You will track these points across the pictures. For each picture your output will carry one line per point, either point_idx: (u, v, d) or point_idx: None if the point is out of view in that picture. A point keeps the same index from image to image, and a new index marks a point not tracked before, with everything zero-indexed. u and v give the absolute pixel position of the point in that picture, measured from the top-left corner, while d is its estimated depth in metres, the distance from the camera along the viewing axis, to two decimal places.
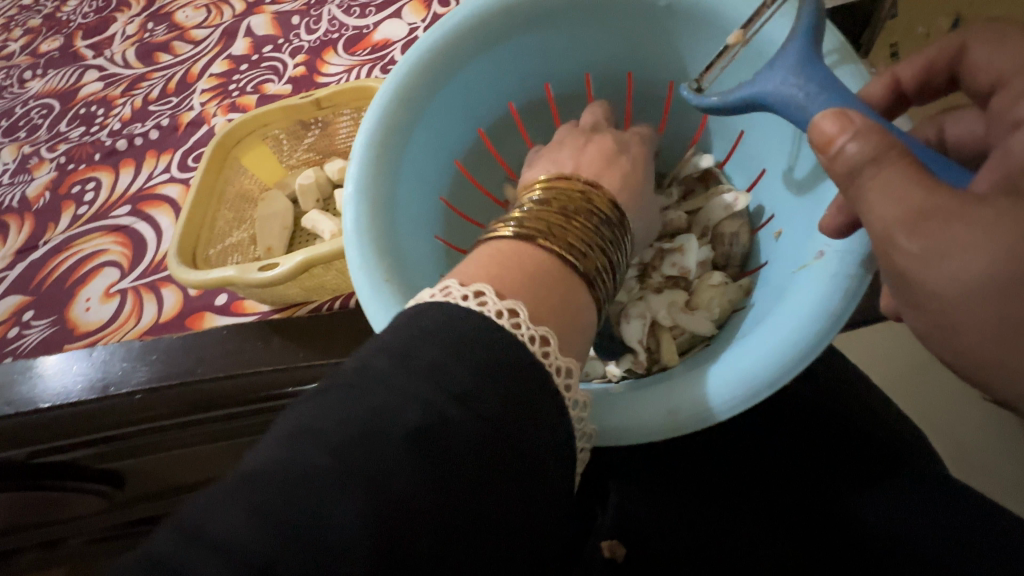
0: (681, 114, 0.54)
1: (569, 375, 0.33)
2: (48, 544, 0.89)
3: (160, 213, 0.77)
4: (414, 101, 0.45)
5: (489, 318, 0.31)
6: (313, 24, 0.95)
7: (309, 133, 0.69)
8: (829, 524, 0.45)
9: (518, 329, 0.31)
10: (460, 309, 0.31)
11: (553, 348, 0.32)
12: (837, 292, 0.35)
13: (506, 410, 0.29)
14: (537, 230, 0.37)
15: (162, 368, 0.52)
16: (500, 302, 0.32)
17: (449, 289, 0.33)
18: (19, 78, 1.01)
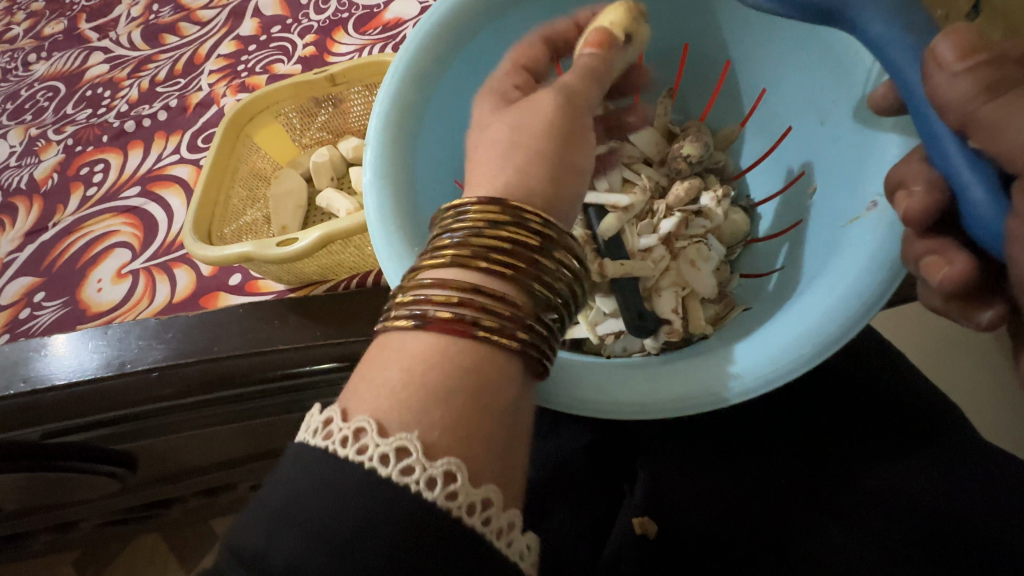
0: (733, 96, 0.51)
1: (492, 505, 0.28)
2: (64, 526, 0.90)
3: (170, 194, 0.76)
4: (442, 50, 0.44)
5: (377, 468, 0.27)
6: (322, 3, 0.93)
7: (321, 111, 0.68)
8: (846, 492, 0.45)
9: (363, 455, 0.27)
10: (340, 459, 0.27)
11: (465, 482, 0.27)
12: (893, 239, 0.35)
13: (421, 519, 0.26)
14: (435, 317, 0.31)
15: (177, 346, 0.52)
16: (385, 442, 0.27)
17: (329, 426, 0.28)
18: (24, 61, 0.99)
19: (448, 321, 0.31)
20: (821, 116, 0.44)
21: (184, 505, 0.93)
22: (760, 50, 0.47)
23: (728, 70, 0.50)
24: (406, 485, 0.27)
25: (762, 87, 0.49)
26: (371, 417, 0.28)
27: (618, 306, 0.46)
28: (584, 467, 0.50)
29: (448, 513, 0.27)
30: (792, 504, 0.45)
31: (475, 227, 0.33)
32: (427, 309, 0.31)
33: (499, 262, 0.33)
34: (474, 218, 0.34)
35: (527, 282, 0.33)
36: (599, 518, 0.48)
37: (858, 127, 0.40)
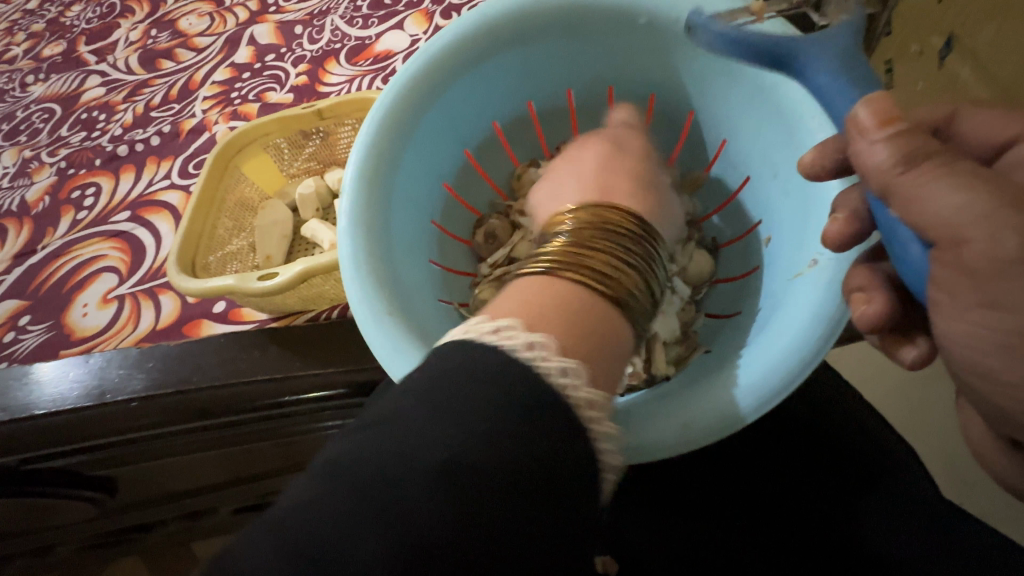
0: (696, 141, 0.54)
1: (596, 410, 0.30)
2: (41, 549, 0.89)
3: (159, 219, 0.77)
4: (421, 96, 0.46)
5: (518, 352, 0.30)
6: (316, 33, 0.96)
7: (309, 143, 0.70)
8: (805, 531, 0.48)
9: (505, 340, 0.30)
10: (479, 344, 0.30)
11: (580, 381, 0.30)
12: (832, 298, 0.36)
13: (533, 408, 0.28)
14: (563, 264, 0.36)
15: (158, 376, 0.52)
16: (521, 337, 0.30)
17: (473, 323, 0.32)
18: (21, 83, 1.01)
19: (575, 282, 0.35)
20: (773, 169, 0.46)
21: (165, 528, 0.92)
22: (719, 104, 0.49)
23: (691, 120, 0.52)
24: (536, 369, 0.29)
25: (722, 137, 0.51)
26: (513, 320, 0.32)
27: None
28: None
29: (566, 402, 0.29)
30: (756, 543, 0.48)
31: (588, 216, 0.40)
32: (555, 272, 0.35)
33: (607, 239, 0.38)
34: (588, 212, 0.40)
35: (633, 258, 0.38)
36: None
37: (802, 184, 0.42)
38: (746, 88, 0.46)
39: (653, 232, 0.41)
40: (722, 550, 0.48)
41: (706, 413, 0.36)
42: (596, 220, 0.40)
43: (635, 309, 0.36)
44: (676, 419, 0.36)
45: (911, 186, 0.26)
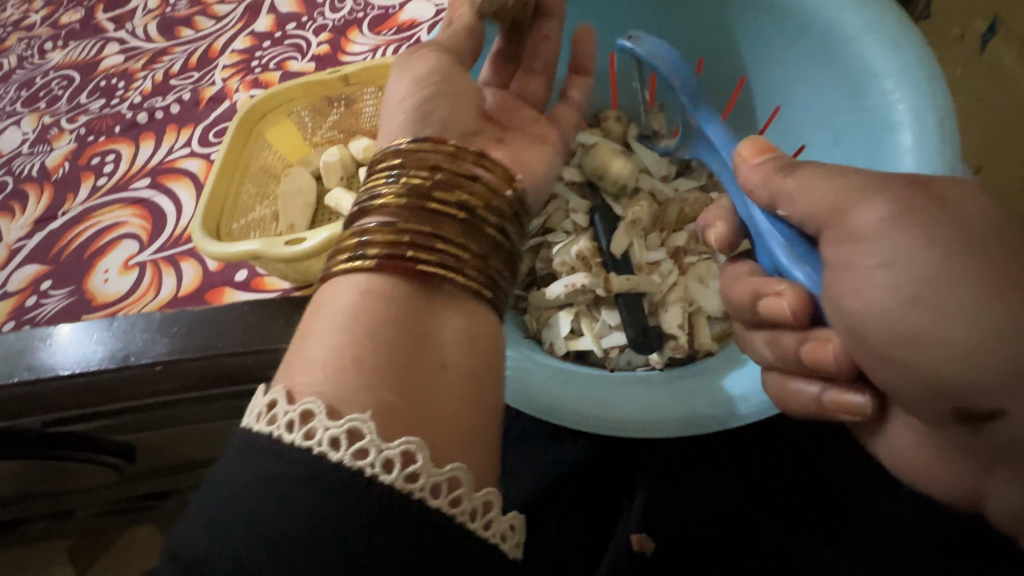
0: (743, 112, 0.57)
1: (458, 484, 0.31)
2: (63, 513, 0.90)
3: (180, 187, 0.76)
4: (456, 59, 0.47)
5: (328, 453, 0.29)
6: (338, 2, 0.93)
7: (333, 111, 0.68)
8: (838, 509, 0.45)
9: (363, 459, 0.29)
10: (288, 446, 0.29)
11: (425, 463, 0.30)
12: None
13: (375, 499, 0.28)
14: (373, 237, 0.36)
15: (182, 341, 0.52)
16: (337, 425, 0.29)
17: (314, 426, 0.30)
18: (40, 49, 1.00)
19: (391, 255, 0.36)
20: (833, 138, 0.49)
21: (179, 498, 0.93)
22: (775, 69, 0.52)
23: (742, 86, 0.55)
24: (413, 494, 0.29)
25: (778, 102, 0.53)
26: (319, 401, 0.31)
27: (622, 320, 0.50)
28: (579, 480, 0.49)
29: (406, 494, 0.29)
30: (787, 517, 0.45)
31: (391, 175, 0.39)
32: (363, 252, 0.36)
33: (403, 201, 0.37)
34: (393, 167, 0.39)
35: (439, 212, 0.37)
36: (593, 531, 0.48)
37: (875, 145, 0.44)
38: (812, 48, 0.47)
39: (460, 161, 0.40)
40: (748, 523, 0.45)
41: (674, 425, 0.40)
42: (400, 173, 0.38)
43: (461, 258, 0.37)
44: (650, 418, 0.40)
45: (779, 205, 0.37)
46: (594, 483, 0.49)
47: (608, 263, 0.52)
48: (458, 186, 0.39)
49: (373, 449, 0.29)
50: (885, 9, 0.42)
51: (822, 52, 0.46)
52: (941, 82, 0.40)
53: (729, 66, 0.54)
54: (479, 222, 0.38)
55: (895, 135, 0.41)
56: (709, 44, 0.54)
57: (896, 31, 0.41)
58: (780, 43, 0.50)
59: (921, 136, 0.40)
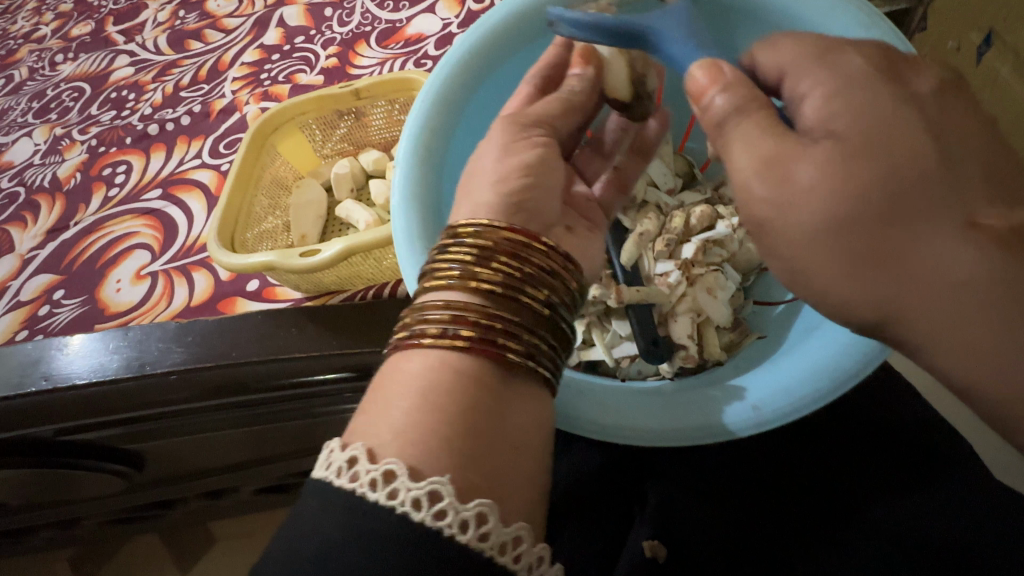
0: None
1: (521, 543, 0.30)
2: (68, 522, 0.90)
3: (191, 197, 0.78)
4: (470, 74, 0.49)
5: (367, 494, 0.29)
6: (345, 16, 0.95)
7: (343, 123, 0.70)
8: (848, 518, 0.45)
9: (440, 521, 0.28)
10: (335, 488, 0.29)
11: (452, 501, 0.29)
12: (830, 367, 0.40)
13: (451, 560, 0.28)
14: (457, 316, 0.35)
15: (198, 350, 0.52)
16: (376, 467, 0.29)
17: (395, 489, 0.28)
18: (51, 62, 1.02)
19: (478, 339, 0.34)
20: None
21: (185, 506, 0.93)
22: None
23: None
24: (484, 554, 0.28)
25: None
26: (400, 461, 0.30)
27: (632, 331, 0.51)
28: (594, 485, 0.50)
29: (437, 532, 0.28)
30: (795, 524, 0.46)
31: (475, 251, 0.37)
32: (452, 331, 0.34)
33: (496, 284, 0.36)
34: (481, 241, 0.38)
35: (521, 298, 0.37)
36: (608, 537, 0.48)
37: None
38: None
39: (542, 249, 0.39)
40: (758, 531, 0.46)
41: (688, 433, 0.41)
42: (486, 252, 0.37)
43: (542, 349, 0.37)
44: (665, 427, 0.41)
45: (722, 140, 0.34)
46: (605, 492, 0.50)
47: (617, 276, 0.53)
48: (543, 279, 0.38)
49: (451, 512, 0.28)
50: (886, 32, 0.44)
51: None
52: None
53: None
54: (559, 317, 0.38)
55: None
56: (722, 61, 0.54)
57: (898, 54, 0.44)
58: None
59: None
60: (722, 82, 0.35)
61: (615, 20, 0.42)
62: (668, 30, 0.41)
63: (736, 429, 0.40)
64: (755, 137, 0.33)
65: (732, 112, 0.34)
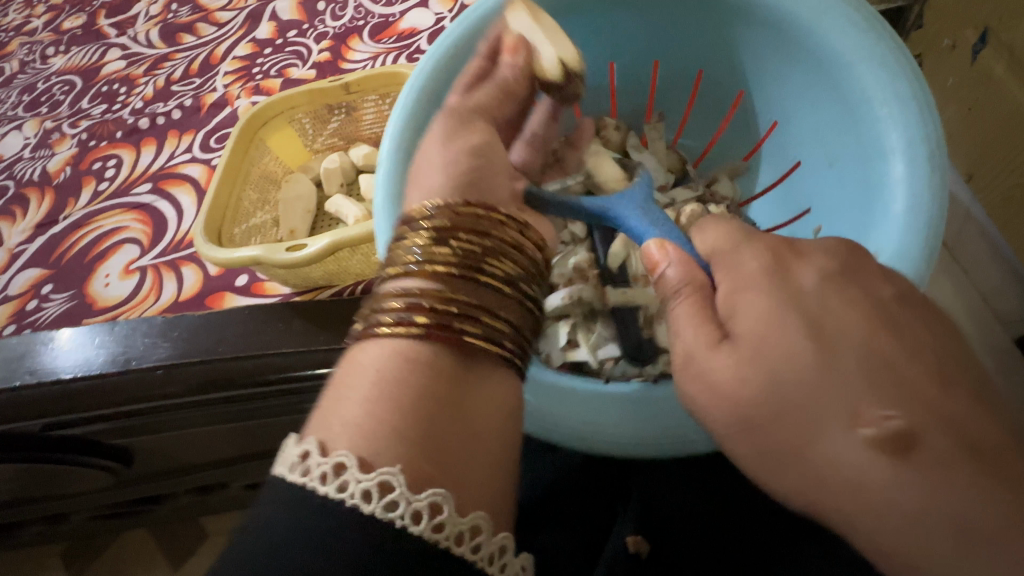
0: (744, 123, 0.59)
1: (479, 532, 0.30)
2: (59, 516, 0.90)
3: (182, 192, 0.77)
4: (460, 63, 0.49)
5: (317, 488, 0.29)
6: (339, 10, 0.94)
7: (334, 118, 0.69)
8: None
9: (393, 512, 0.28)
10: (289, 484, 0.29)
11: (404, 491, 0.29)
12: None
13: (407, 553, 0.27)
14: (416, 305, 0.35)
15: (183, 345, 0.52)
16: (325, 460, 0.29)
17: (345, 481, 0.28)
18: (42, 54, 1.01)
19: (436, 323, 0.34)
20: (828, 157, 0.51)
21: (176, 501, 0.93)
22: (772, 84, 0.54)
23: (740, 99, 0.57)
24: (440, 544, 0.28)
25: (772, 120, 0.56)
26: (351, 453, 0.30)
27: (618, 333, 0.51)
28: (576, 479, 0.50)
29: (388, 523, 0.28)
30: (778, 523, 0.46)
31: (431, 237, 0.38)
32: (407, 318, 0.35)
33: (452, 265, 0.37)
34: (437, 226, 0.38)
35: (479, 278, 0.37)
36: (591, 532, 0.48)
37: (868, 166, 0.45)
38: (809, 68, 0.49)
39: (496, 226, 0.39)
40: (739, 528, 0.46)
41: (671, 437, 0.41)
42: (440, 235, 0.38)
43: (505, 330, 0.37)
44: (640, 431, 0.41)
45: (671, 310, 0.37)
46: (589, 488, 0.50)
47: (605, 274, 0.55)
48: (498, 258, 0.38)
49: (401, 502, 0.28)
50: (882, 35, 0.43)
51: (818, 73, 0.48)
52: (931, 107, 0.42)
53: (728, 79, 0.56)
54: (519, 295, 0.39)
55: (887, 159, 0.43)
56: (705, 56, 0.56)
57: (891, 57, 0.43)
58: (775, 64, 0.52)
59: (912, 162, 0.41)
60: (671, 259, 0.39)
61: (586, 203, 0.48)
62: (629, 210, 0.47)
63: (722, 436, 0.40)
64: (695, 314, 0.36)
65: (681, 285, 0.37)
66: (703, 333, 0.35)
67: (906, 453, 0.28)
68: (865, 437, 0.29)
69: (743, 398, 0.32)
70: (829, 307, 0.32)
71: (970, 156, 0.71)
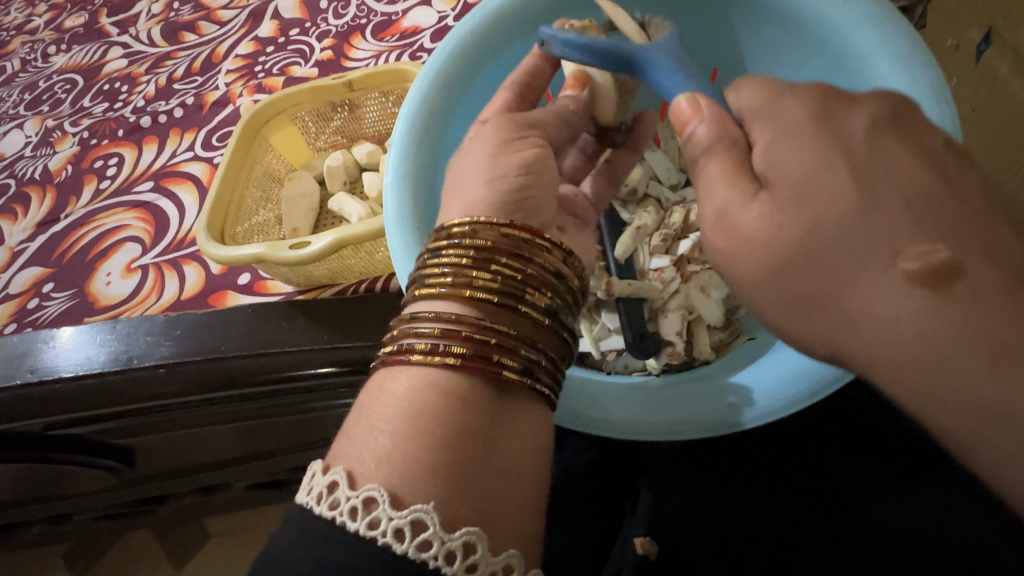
0: None
1: (511, 572, 0.30)
2: (61, 517, 0.90)
3: (183, 190, 0.77)
4: (468, 61, 0.51)
5: (348, 523, 0.28)
6: (341, 8, 0.94)
7: (336, 115, 0.69)
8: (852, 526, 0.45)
9: (426, 552, 0.28)
10: (316, 514, 0.29)
11: (437, 530, 0.28)
12: (799, 379, 0.39)
13: None
14: (452, 334, 0.34)
15: (185, 344, 0.52)
16: (355, 494, 0.29)
17: (378, 519, 0.28)
18: (43, 53, 1.00)
19: (472, 354, 0.34)
20: None
21: (178, 502, 0.93)
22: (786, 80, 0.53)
23: None
24: None
25: None
26: (383, 488, 0.29)
27: (621, 325, 0.51)
28: (585, 483, 0.49)
29: (421, 563, 0.28)
30: (793, 524, 0.45)
31: (472, 259, 0.37)
32: (446, 346, 0.34)
33: (494, 292, 0.36)
34: (473, 246, 0.37)
35: (520, 308, 0.36)
36: (600, 535, 0.48)
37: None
38: (824, 63, 0.49)
39: (538, 252, 0.38)
40: (750, 529, 0.45)
41: (676, 423, 0.41)
42: (479, 257, 0.37)
43: (541, 363, 0.36)
44: (661, 421, 0.41)
45: (700, 172, 0.34)
46: (597, 490, 0.49)
47: (611, 268, 0.53)
48: (540, 288, 0.37)
49: (435, 544, 0.28)
50: (898, 28, 0.43)
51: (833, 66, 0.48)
52: (948, 103, 0.40)
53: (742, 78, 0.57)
54: (558, 326, 0.38)
55: None
56: (722, 55, 0.56)
57: (908, 49, 0.42)
58: (791, 59, 0.52)
59: None
60: (704, 115, 0.34)
61: (611, 43, 0.42)
62: (660, 58, 0.41)
63: (717, 427, 0.40)
64: (728, 168, 0.32)
65: (712, 142, 0.33)
66: (738, 185, 0.31)
67: (945, 287, 0.25)
68: (904, 271, 0.26)
69: (782, 241, 0.29)
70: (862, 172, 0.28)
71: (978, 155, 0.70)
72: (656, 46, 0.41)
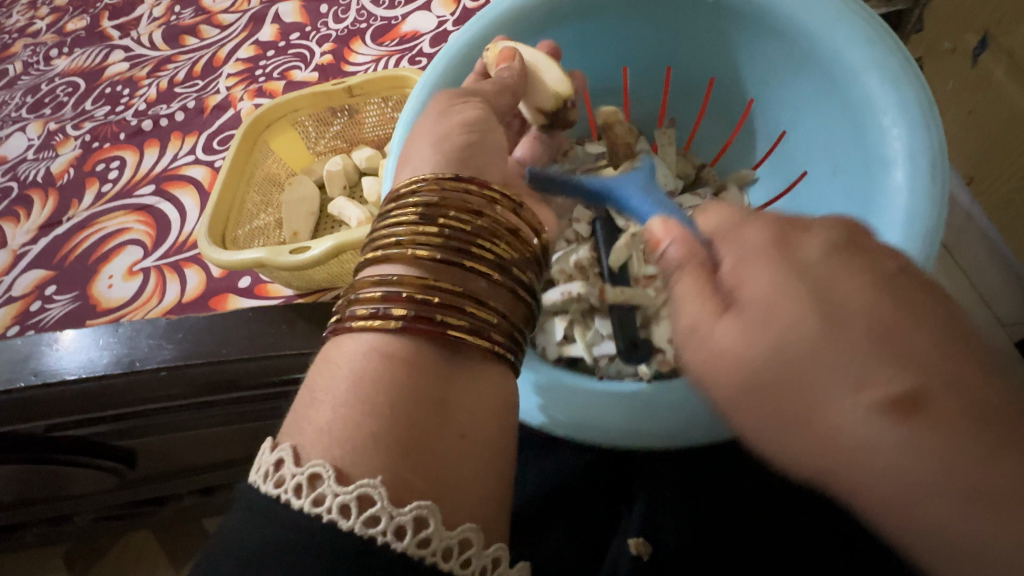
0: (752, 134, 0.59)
1: (469, 545, 0.30)
2: (62, 517, 0.90)
3: (184, 194, 0.77)
4: (466, 68, 0.51)
5: (292, 500, 0.29)
6: (341, 13, 0.95)
7: (337, 120, 0.70)
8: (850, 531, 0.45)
9: (373, 526, 0.28)
10: (267, 496, 0.30)
11: (384, 505, 0.29)
12: None
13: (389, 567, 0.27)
14: (398, 293, 0.35)
15: (186, 347, 0.52)
16: (301, 472, 0.29)
17: (323, 495, 0.28)
18: (45, 56, 1.01)
19: (416, 315, 0.34)
20: (834, 165, 0.51)
21: (178, 502, 0.93)
22: (780, 90, 0.54)
23: (750, 107, 0.58)
24: (425, 558, 0.28)
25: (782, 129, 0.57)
26: (330, 465, 0.30)
27: (613, 330, 0.52)
28: (580, 483, 0.50)
29: (368, 539, 0.28)
30: (791, 527, 0.46)
31: (418, 220, 0.38)
32: (386, 310, 0.35)
33: (437, 250, 0.37)
34: (428, 212, 0.38)
35: (465, 264, 0.37)
36: (594, 537, 0.48)
37: (870, 177, 0.45)
38: (815, 75, 0.49)
39: (491, 211, 0.40)
40: (746, 534, 0.46)
41: (656, 433, 0.42)
42: (430, 219, 0.38)
43: (489, 321, 0.37)
44: (639, 426, 0.42)
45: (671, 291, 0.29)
46: (592, 491, 0.50)
47: (605, 275, 0.55)
48: (488, 245, 0.39)
49: (381, 517, 0.28)
50: (888, 45, 0.43)
51: (825, 80, 0.48)
52: (934, 118, 0.42)
53: (736, 86, 0.57)
54: (510, 282, 0.39)
55: (890, 170, 0.42)
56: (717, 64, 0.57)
57: (896, 67, 0.43)
58: (784, 72, 0.52)
59: (914, 170, 0.41)
60: (676, 234, 0.30)
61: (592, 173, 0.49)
62: (635, 184, 0.47)
63: (696, 436, 0.41)
64: (700, 288, 0.27)
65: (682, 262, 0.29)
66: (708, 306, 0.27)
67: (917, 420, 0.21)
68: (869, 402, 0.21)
69: (747, 358, 0.25)
70: (836, 281, 0.24)
71: (972, 161, 0.71)
72: (631, 176, 0.48)
